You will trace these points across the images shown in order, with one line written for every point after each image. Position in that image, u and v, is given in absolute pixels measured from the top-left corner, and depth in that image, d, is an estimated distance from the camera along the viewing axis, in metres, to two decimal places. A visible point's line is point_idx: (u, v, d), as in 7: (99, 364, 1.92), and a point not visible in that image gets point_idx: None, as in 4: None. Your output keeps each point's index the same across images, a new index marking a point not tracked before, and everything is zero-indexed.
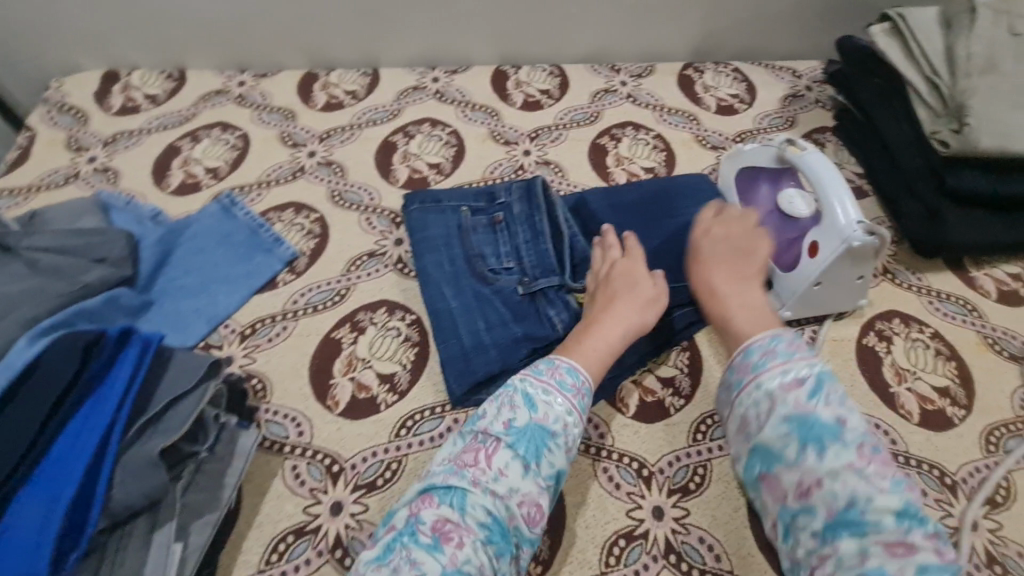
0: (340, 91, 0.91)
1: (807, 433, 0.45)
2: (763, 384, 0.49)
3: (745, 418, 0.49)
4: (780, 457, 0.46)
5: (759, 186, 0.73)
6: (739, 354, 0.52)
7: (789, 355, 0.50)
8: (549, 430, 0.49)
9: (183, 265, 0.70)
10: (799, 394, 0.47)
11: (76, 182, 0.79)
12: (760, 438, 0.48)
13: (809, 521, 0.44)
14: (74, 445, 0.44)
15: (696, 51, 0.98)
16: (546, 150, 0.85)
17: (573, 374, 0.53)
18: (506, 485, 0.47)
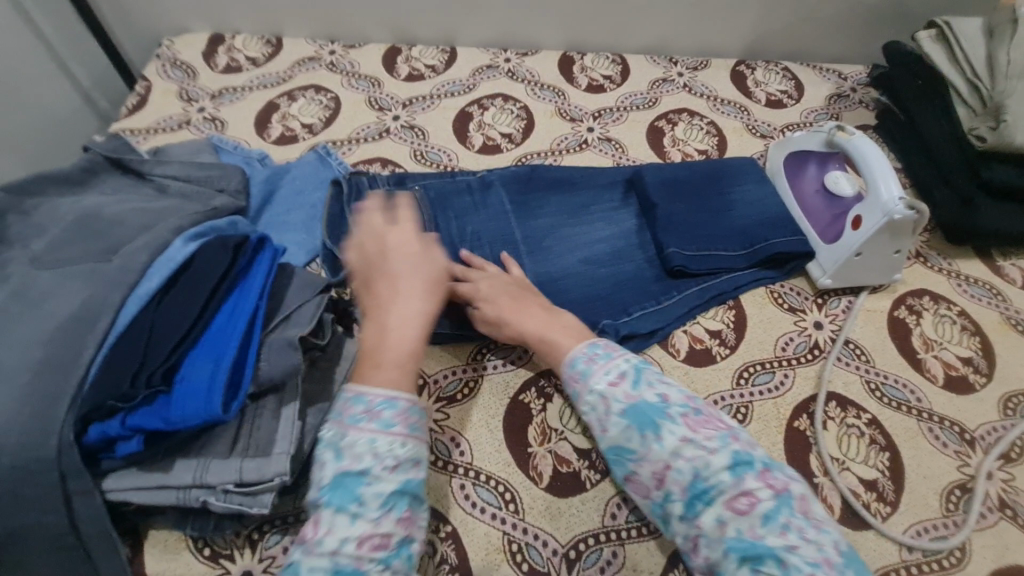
0: (420, 65, 1.00)
1: (642, 420, 0.49)
2: (594, 387, 0.52)
3: (595, 424, 0.52)
4: (624, 449, 0.50)
5: (807, 169, 0.80)
6: (566, 368, 0.56)
7: (607, 355, 0.54)
8: (360, 472, 0.43)
9: (285, 203, 0.79)
10: (620, 386, 0.51)
11: (188, 128, 0.89)
12: (607, 438, 0.51)
13: (671, 507, 0.47)
14: (230, 322, 0.52)
15: (749, 48, 1.05)
16: (608, 128, 0.93)
17: (388, 405, 0.46)
18: (334, 539, 0.41)
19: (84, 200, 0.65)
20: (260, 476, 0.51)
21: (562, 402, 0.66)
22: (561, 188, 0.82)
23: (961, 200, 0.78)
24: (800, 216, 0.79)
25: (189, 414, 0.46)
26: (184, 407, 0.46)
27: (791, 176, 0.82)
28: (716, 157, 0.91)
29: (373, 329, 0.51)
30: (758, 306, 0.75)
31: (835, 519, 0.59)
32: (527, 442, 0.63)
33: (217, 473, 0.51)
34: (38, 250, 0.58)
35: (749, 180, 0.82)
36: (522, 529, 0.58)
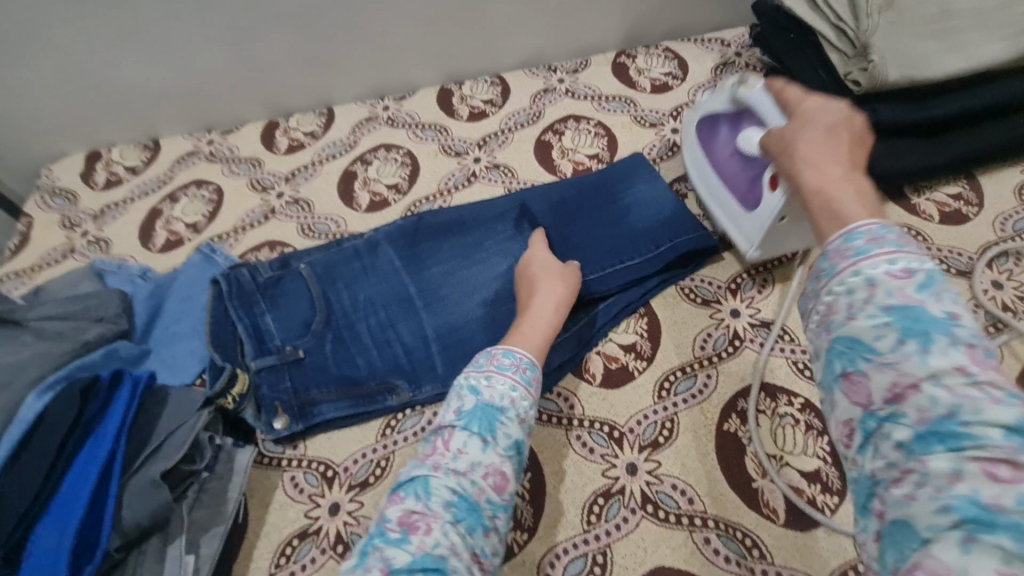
0: (300, 134, 0.98)
1: (910, 325, 0.36)
2: (863, 271, 0.39)
3: (834, 307, 0.39)
4: (865, 346, 0.37)
5: (724, 131, 0.72)
6: (835, 240, 0.42)
7: (900, 245, 0.39)
8: (498, 406, 0.51)
9: (174, 313, 0.76)
10: (904, 285, 0.37)
11: (74, 257, 0.87)
12: (846, 328, 0.38)
13: (893, 430, 0.34)
14: (81, 475, 0.49)
15: (626, 38, 1.03)
16: (495, 154, 0.91)
17: (507, 354, 0.56)
18: (467, 461, 0.48)
19: None
20: None
21: None
22: (451, 231, 0.80)
23: None
24: (718, 183, 0.74)
25: None
26: None
27: (708, 139, 0.75)
28: (608, 158, 0.88)
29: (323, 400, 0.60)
30: (671, 307, 0.71)
31: (781, 524, 0.56)
32: None
33: None
34: None
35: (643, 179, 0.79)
36: None
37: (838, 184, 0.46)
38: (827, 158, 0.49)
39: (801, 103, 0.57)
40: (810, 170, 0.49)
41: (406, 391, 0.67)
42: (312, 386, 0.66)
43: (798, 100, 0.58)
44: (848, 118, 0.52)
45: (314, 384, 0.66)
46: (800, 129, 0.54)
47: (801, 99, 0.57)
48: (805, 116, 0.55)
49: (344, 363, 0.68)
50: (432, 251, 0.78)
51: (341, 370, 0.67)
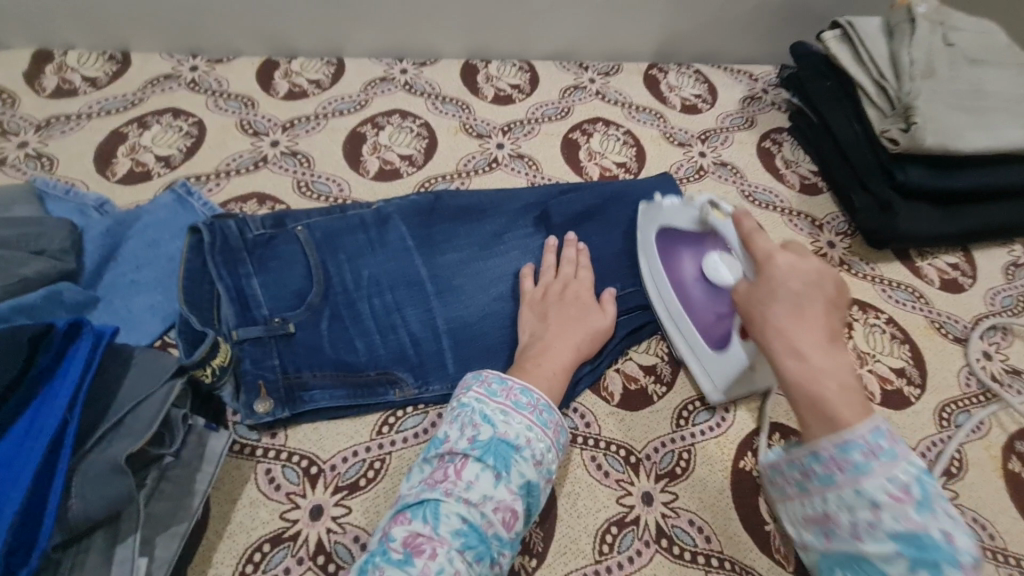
0: (303, 80, 0.88)
1: (918, 554, 0.36)
2: (865, 489, 0.39)
3: (833, 519, 0.40)
4: (871, 566, 0.38)
5: (684, 242, 0.64)
6: (826, 443, 0.41)
7: (894, 456, 0.39)
8: (513, 443, 0.47)
9: (134, 259, 0.65)
10: (906, 507, 0.37)
11: (5, 169, 0.72)
12: (851, 545, 0.39)
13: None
14: (19, 449, 0.38)
15: (660, 51, 1.00)
16: (520, 144, 0.85)
17: (525, 392, 0.50)
18: (479, 492, 0.44)
19: None
20: None
21: None
22: (470, 217, 0.73)
23: (881, 205, 0.76)
24: (681, 314, 0.64)
25: None
26: None
27: (664, 257, 0.65)
28: (636, 170, 0.85)
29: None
30: None
31: (792, 571, 0.54)
32: None
33: None
34: None
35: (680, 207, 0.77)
36: None
37: (820, 377, 0.43)
38: (802, 338, 0.45)
39: (772, 257, 0.50)
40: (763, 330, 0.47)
41: (410, 386, 0.60)
42: (303, 367, 0.58)
43: (767, 251, 0.50)
44: (821, 281, 0.47)
45: (305, 365, 0.58)
46: (766, 303, 0.48)
47: (771, 252, 0.50)
48: (771, 278, 0.48)
49: (343, 347, 0.60)
50: (448, 236, 0.71)
51: (339, 356, 0.59)
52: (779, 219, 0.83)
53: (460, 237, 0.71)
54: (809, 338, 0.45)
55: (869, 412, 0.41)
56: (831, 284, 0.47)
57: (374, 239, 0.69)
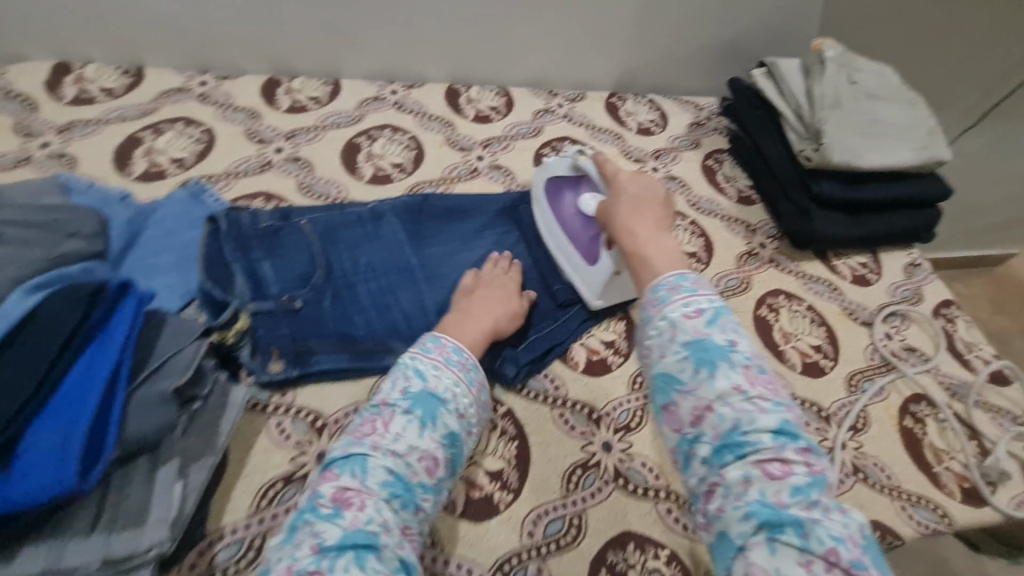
0: (303, 96, 0.98)
1: (701, 355, 0.47)
2: (667, 314, 0.49)
3: (650, 348, 0.50)
4: (674, 380, 0.47)
5: (564, 188, 0.80)
6: (647, 293, 0.53)
7: (692, 290, 0.51)
8: (440, 397, 0.54)
9: (153, 245, 0.72)
10: (697, 322, 0.48)
11: (29, 165, 0.79)
12: (660, 365, 0.48)
13: (699, 449, 0.45)
14: (85, 379, 0.46)
15: (618, 82, 1.15)
16: (497, 156, 0.97)
17: (456, 351, 0.59)
18: (405, 443, 0.50)
19: None
20: (131, 551, 0.45)
21: None
22: (453, 216, 0.84)
23: (802, 211, 0.91)
24: (564, 240, 0.78)
25: (39, 489, 0.40)
26: (28, 482, 0.40)
27: (551, 202, 0.81)
28: None
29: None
30: None
31: None
32: None
33: (78, 553, 0.44)
34: None
35: None
36: (443, 561, 0.57)
37: (648, 243, 0.58)
38: (638, 225, 0.61)
39: (619, 175, 0.70)
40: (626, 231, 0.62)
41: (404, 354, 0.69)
42: (310, 336, 0.66)
43: (617, 174, 0.70)
44: (651, 190, 0.66)
45: (312, 334, 0.67)
46: (615, 200, 0.67)
47: (617, 174, 0.70)
48: (617, 187, 0.68)
49: (344, 321, 0.69)
50: (434, 231, 0.81)
51: (342, 328, 0.68)
52: (720, 223, 0.96)
53: (444, 233, 0.82)
54: (644, 223, 0.61)
55: (682, 266, 0.54)
56: (660, 193, 0.66)
57: (371, 232, 0.79)
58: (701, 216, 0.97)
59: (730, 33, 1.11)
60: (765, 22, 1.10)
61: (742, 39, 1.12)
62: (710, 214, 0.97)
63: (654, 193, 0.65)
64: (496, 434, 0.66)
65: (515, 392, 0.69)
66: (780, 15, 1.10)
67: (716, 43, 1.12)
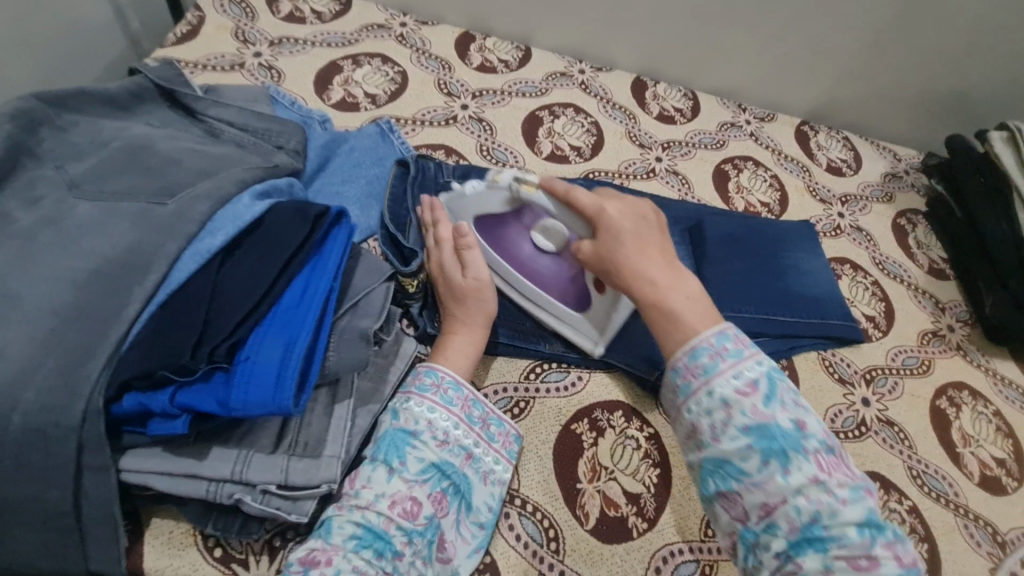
0: (494, 58, 0.96)
1: (768, 444, 0.41)
2: (715, 390, 0.43)
3: (699, 428, 0.44)
4: (733, 466, 0.41)
5: (503, 222, 0.65)
6: (682, 355, 0.46)
7: (740, 355, 0.44)
8: (410, 431, 0.49)
9: (341, 173, 0.72)
10: (754, 400, 0.42)
11: (241, 71, 0.82)
12: (715, 448, 0.42)
13: (771, 541, 0.40)
14: (300, 302, 0.46)
15: (815, 111, 1.05)
16: (676, 162, 0.92)
17: (429, 373, 0.53)
18: (370, 493, 0.46)
19: (129, 127, 0.57)
20: (306, 482, 0.44)
21: (613, 439, 0.62)
22: None
23: (1016, 302, 0.79)
24: (535, 291, 0.65)
25: (255, 402, 0.40)
26: (247, 394, 0.40)
27: (496, 247, 0.66)
28: (778, 212, 0.91)
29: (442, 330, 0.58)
30: (811, 373, 0.75)
31: None
32: (576, 477, 0.58)
33: (260, 469, 0.44)
34: (78, 175, 0.50)
35: (817, 259, 0.84)
36: (559, 572, 0.53)
37: (667, 296, 0.49)
38: (650, 267, 0.51)
39: (601, 209, 0.54)
40: (636, 281, 0.50)
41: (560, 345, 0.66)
42: None
43: (593, 205, 0.55)
44: (640, 214, 0.54)
45: None
46: (613, 242, 0.53)
47: (598, 204, 0.54)
48: (607, 228, 0.53)
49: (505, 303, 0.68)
50: None
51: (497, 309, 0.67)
52: (904, 291, 0.86)
53: None
54: (655, 265, 0.51)
55: (720, 321, 0.47)
56: (653, 223, 0.54)
57: None
58: (885, 279, 0.87)
59: (963, 85, 0.97)
60: (1012, 81, 0.96)
61: (975, 94, 0.98)
62: (895, 279, 0.88)
63: (649, 221, 0.54)
64: (639, 455, 0.61)
65: (664, 417, 0.64)
66: None
67: (944, 92, 0.99)
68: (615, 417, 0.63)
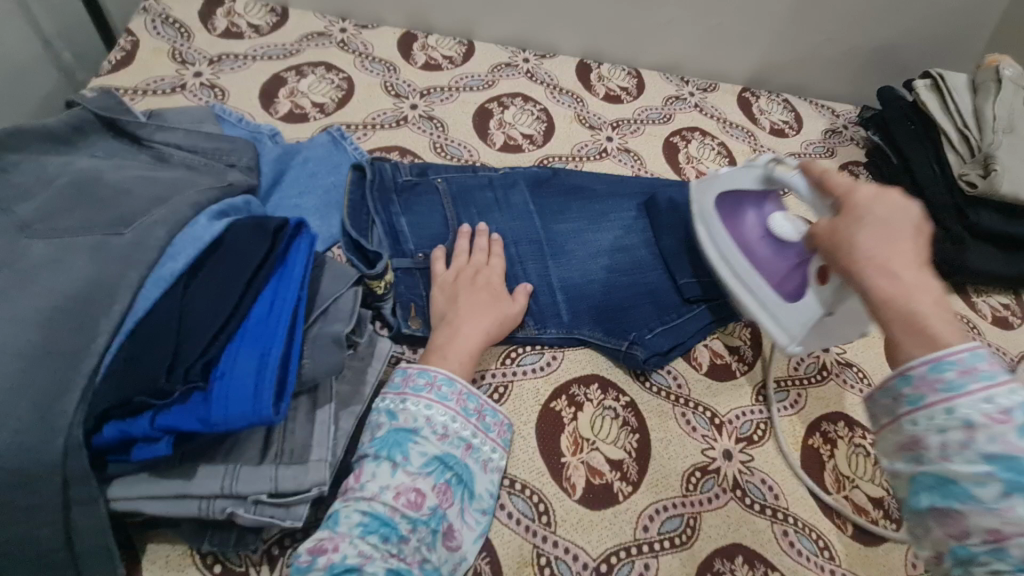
0: (438, 55, 0.97)
1: (1015, 476, 0.34)
2: (958, 409, 0.36)
3: (921, 441, 0.38)
4: (962, 488, 0.35)
5: (746, 207, 0.68)
6: (920, 365, 0.39)
7: (993, 377, 0.36)
8: (410, 429, 0.51)
9: (297, 185, 0.73)
10: (1009, 428, 0.35)
11: (182, 93, 0.81)
12: (940, 465, 0.36)
13: (995, 567, 0.34)
14: (270, 313, 0.47)
15: (755, 77, 1.08)
16: (627, 139, 0.94)
17: (422, 374, 0.54)
18: (374, 486, 0.48)
19: (75, 161, 0.56)
20: (297, 487, 0.45)
21: (592, 412, 0.64)
22: (581, 195, 0.82)
23: (953, 240, 0.84)
24: (749, 270, 0.66)
25: (235, 414, 0.41)
26: (227, 408, 0.41)
27: (728, 221, 0.69)
28: None
29: (446, 331, 0.61)
30: None
31: (849, 535, 0.62)
32: (560, 451, 0.61)
33: (249, 481, 0.45)
34: (26, 214, 0.50)
35: None
36: (551, 542, 0.56)
37: (914, 294, 0.41)
38: (899, 262, 0.43)
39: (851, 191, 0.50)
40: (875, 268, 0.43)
41: (531, 327, 0.68)
42: None
43: (845, 186, 0.51)
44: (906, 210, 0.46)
45: None
46: (852, 224, 0.47)
47: (850, 186, 0.50)
48: (854, 206, 0.48)
49: None
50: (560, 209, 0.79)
51: None
52: None
53: (572, 212, 0.80)
54: (903, 260, 0.43)
55: (967, 334, 0.39)
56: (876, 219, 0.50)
57: (501, 200, 0.78)
58: None
59: (888, 39, 1.02)
60: (933, 29, 1.01)
61: (899, 46, 1.03)
62: None
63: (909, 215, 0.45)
64: (618, 424, 0.64)
65: (637, 384, 0.68)
66: (950, 25, 1.01)
67: (872, 46, 1.03)
68: (592, 390, 0.66)
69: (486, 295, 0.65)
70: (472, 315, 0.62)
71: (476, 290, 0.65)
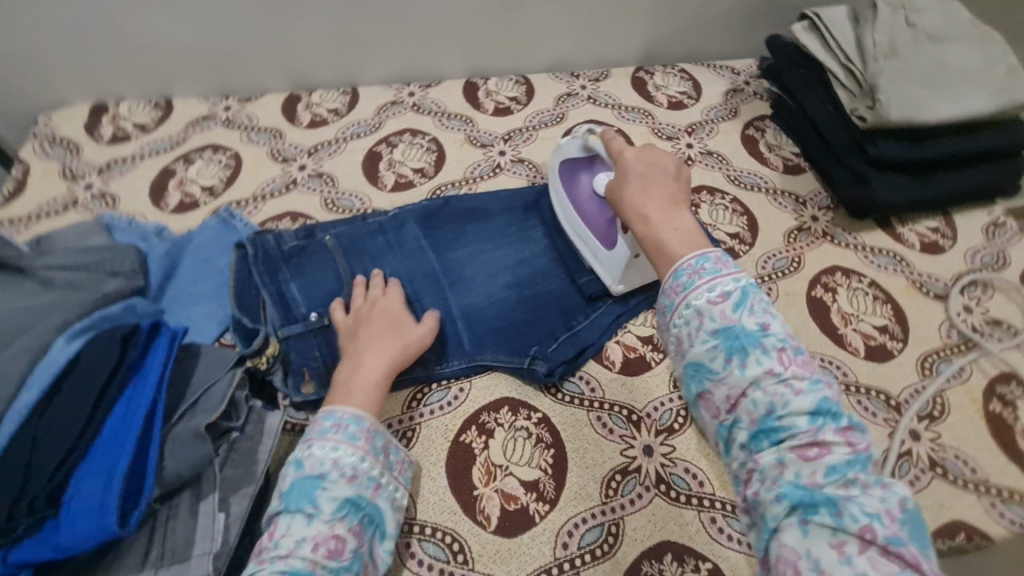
0: (323, 110, 0.98)
1: (732, 343, 0.40)
2: (690, 302, 0.43)
3: (680, 339, 0.43)
4: (705, 368, 0.41)
5: (580, 171, 0.74)
6: (667, 278, 0.45)
7: (716, 270, 0.43)
8: (318, 475, 0.50)
9: (190, 275, 0.75)
10: (724, 307, 0.42)
11: (76, 209, 0.84)
12: (689, 354, 0.42)
13: (735, 435, 0.40)
14: (122, 424, 0.48)
15: (644, 56, 1.08)
16: (520, 149, 0.94)
17: (328, 416, 0.54)
18: (289, 542, 0.46)
19: None
20: None
21: (504, 436, 0.64)
22: (474, 218, 0.82)
23: (858, 178, 0.82)
24: (581, 226, 0.73)
25: (83, 536, 0.43)
26: (75, 531, 0.43)
27: (568, 185, 0.75)
28: None
29: (348, 366, 0.61)
30: None
31: None
32: (472, 485, 0.61)
33: None
34: None
35: None
36: None
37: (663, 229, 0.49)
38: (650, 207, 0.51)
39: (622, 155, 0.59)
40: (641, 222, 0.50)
41: (434, 363, 0.68)
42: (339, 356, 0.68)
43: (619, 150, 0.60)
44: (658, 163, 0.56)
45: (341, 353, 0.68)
46: (623, 183, 0.55)
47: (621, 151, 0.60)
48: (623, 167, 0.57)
49: None
50: (454, 237, 0.79)
51: None
52: (763, 198, 0.89)
53: (466, 237, 0.80)
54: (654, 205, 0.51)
55: (703, 245, 0.46)
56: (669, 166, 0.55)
57: (392, 242, 0.78)
58: (742, 192, 0.90)
59: None
60: None
61: None
62: (752, 188, 0.90)
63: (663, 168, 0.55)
64: (531, 443, 0.63)
65: (548, 397, 0.67)
66: None
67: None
68: (502, 414, 0.66)
69: (387, 325, 0.65)
70: (373, 343, 0.62)
71: (374, 321, 0.65)
